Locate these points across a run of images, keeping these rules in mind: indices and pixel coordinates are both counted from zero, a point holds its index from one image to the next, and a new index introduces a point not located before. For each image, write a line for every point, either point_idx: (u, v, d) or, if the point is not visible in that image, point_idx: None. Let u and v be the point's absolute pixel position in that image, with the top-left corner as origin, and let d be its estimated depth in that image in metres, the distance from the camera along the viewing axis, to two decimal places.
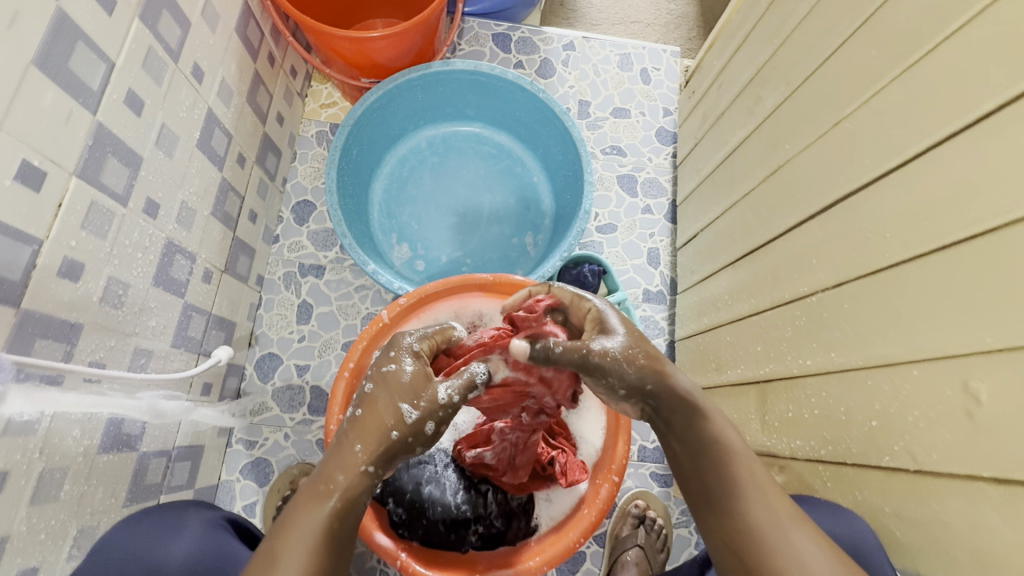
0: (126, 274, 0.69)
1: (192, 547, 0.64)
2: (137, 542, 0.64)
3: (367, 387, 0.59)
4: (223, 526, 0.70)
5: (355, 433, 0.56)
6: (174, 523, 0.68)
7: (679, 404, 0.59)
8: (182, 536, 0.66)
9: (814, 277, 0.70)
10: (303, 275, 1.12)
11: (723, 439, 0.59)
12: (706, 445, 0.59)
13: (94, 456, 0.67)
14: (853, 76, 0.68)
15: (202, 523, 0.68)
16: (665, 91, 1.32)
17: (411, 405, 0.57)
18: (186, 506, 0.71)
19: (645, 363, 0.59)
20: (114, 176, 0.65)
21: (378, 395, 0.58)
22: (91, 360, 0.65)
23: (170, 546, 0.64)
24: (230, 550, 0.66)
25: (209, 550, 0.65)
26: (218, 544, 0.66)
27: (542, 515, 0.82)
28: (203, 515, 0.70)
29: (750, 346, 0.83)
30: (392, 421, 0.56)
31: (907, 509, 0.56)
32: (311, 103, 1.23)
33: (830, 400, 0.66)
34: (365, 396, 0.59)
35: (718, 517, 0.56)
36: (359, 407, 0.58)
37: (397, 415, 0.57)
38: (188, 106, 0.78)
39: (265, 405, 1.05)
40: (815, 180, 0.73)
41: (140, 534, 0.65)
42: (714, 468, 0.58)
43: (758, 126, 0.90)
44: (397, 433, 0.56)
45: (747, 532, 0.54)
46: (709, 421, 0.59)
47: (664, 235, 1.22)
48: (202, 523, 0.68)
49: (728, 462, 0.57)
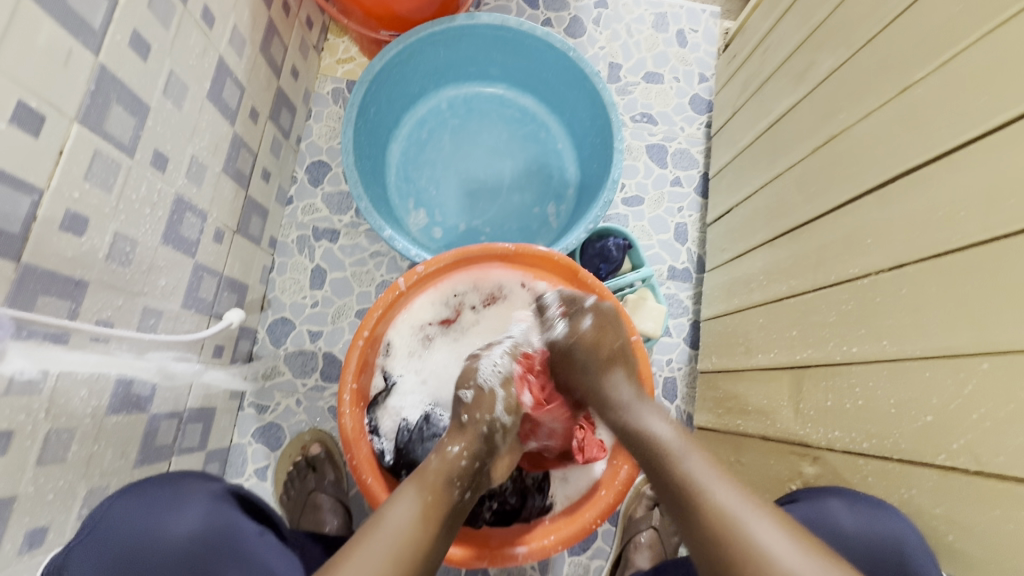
0: (134, 231, 0.66)
1: (195, 531, 0.60)
2: (140, 518, 0.60)
3: (465, 395, 0.68)
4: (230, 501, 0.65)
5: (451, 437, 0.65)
6: (179, 496, 0.63)
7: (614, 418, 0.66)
8: (185, 515, 0.61)
9: (867, 258, 0.65)
10: (317, 238, 1.09)
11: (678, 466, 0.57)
12: (650, 460, 0.60)
13: (102, 418, 0.65)
14: (931, 34, 0.61)
15: (206, 500, 0.63)
16: (702, 55, 1.23)
17: (466, 389, 0.68)
18: (191, 479, 0.66)
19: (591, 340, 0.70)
20: (119, 126, 0.61)
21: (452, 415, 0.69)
22: (98, 319, 0.63)
23: (173, 527, 0.60)
24: (237, 535, 0.62)
25: (214, 535, 0.61)
26: (223, 526, 0.62)
27: (557, 494, 0.79)
28: (207, 488, 0.65)
29: (786, 330, 0.79)
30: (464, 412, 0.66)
31: (960, 513, 0.52)
32: (327, 58, 1.17)
33: (878, 392, 0.61)
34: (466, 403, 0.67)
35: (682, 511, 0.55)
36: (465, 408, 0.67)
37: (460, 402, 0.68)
38: (198, 53, 0.73)
39: (276, 369, 1.03)
40: (875, 152, 0.66)
41: (142, 512, 0.60)
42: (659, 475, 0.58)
43: (810, 92, 0.82)
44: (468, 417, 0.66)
45: (712, 535, 0.52)
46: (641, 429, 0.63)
47: (693, 210, 1.16)
48: (205, 499, 0.64)
49: (683, 480, 0.56)
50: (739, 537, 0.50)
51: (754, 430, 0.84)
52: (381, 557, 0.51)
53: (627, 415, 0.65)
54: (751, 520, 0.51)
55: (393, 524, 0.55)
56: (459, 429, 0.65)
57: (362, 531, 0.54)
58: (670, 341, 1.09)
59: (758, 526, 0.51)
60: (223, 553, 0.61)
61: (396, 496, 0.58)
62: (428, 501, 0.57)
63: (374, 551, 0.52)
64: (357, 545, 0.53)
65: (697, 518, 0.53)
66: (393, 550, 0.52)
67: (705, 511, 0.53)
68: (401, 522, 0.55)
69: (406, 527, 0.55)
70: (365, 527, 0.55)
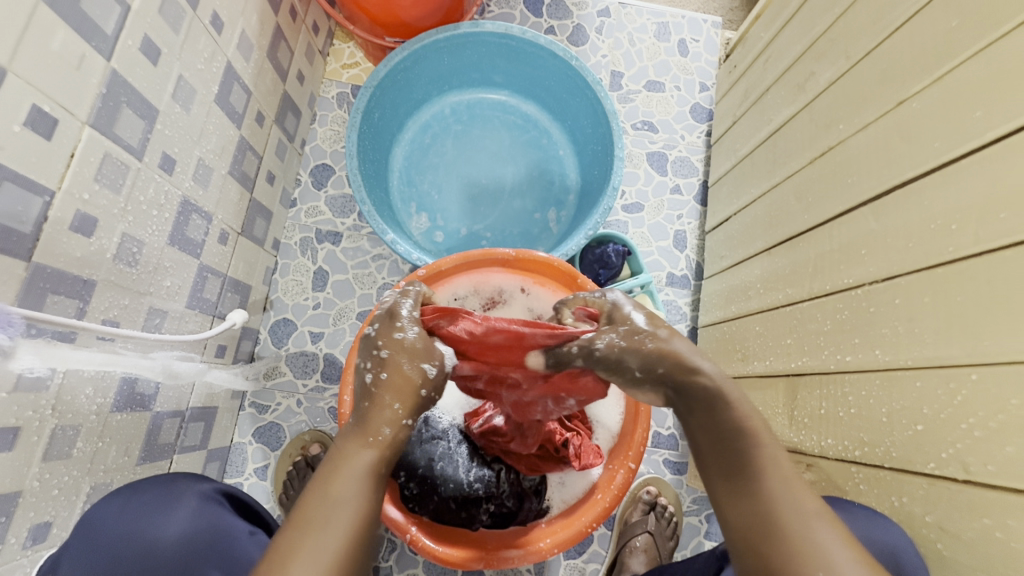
0: (141, 232, 0.67)
1: (187, 530, 0.61)
2: (128, 521, 0.60)
3: (428, 369, 0.53)
4: (216, 504, 0.65)
5: (388, 392, 0.51)
6: (168, 496, 0.64)
7: (697, 393, 0.49)
8: (177, 515, 0.62)
9: (862, 269, 0.66)
10: (320, 241, 1.10)
11: (763, 457, 0.47)
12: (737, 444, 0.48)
13: (107, 415, 0.66)
14: (927, 49, 0.62)
15: (196, 500, 0.64)
16: (703, 64, 1.25)
17: (431, 363, 0.54)
18: (180, 479, 0.67)
19: (651, 348, 0.51)
20: (128, 129, 0.63)
21: (394, 359, 0.53)
22: (104, 318, 0.64)
23: (164, 527, 0.61)
24: (229, 531, 0.63)
25: (206, 534, 0.61)
26: (209, 527, 0.62)
27: (554, 498, 0.81)
28: (196, 488, 0.66)
29: (782, 338, 0.80)
30: (421, 380, 0.53)
31: (950, 522, 0.53)
32: (332, 63, 1.18)
33: (872, 401, 0.62)
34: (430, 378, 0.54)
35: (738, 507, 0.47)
36: (433, 366, 0.54)
37: (423, 374, 0.53)
38: (206, 57, 0.74)
39: (277, 369, 1.04)
40: (871, 164, 0.68)
41: (126, 513, 0.61)
42: (733, 458, 0.48)
43: (808, 103, 0.84)
44: (425, 390, 0.54)
45: (761, 520, 0.45)
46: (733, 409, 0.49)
47: (692, 217, 1.17)
48: (196, 500, 0.64)
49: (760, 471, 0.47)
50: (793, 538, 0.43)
51: None
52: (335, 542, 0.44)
53: (718, 386, 0.49)
54: (809, 527, 0.44)
55: (345, 503, 0.46)
56: (409, 394, 0.52)
57: (302, 517, 0.45)
58: None
59: (820, 533, 0.43)
60: (217, 552, 0.61)
61: (339, 471, 0.48)
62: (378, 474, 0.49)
63: (326, 545, 0.44)
64: (300, 540, 0.44)
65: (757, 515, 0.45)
66: (348, 532, 0.45)
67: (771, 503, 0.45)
68: (353, 508, 0.46)
69: (360, 506, 0.47)
70: (308, 513, 0.45)
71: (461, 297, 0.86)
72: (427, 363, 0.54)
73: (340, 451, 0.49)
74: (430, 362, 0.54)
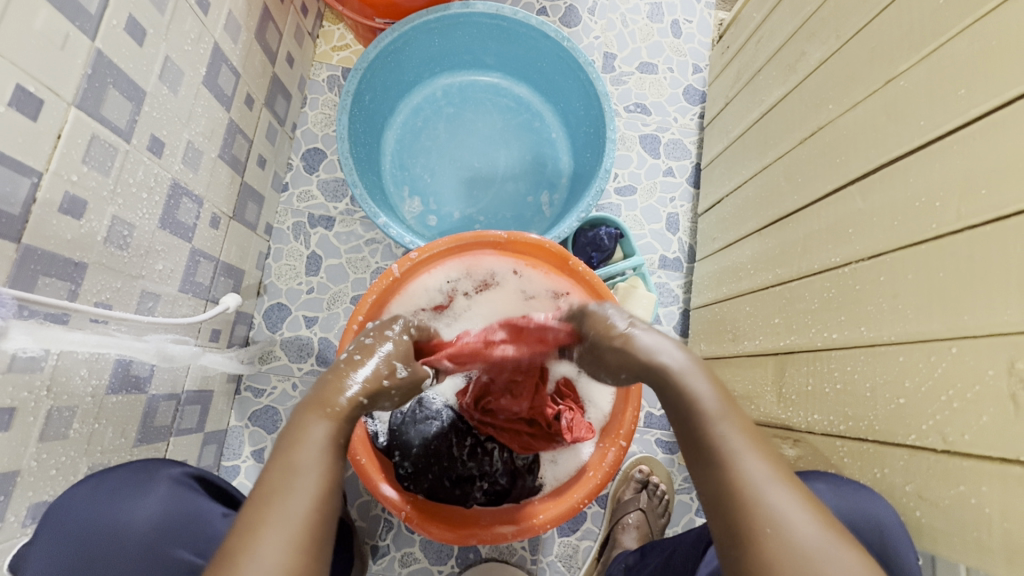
0: (131, 215, 0.67)
1: (153, 518, 0.61)
2: (96, 505, 0.60)
3: (399, 367, 0.56)
4: (185, 487, 0.65)
5: (348, 365, 0.53)
6: (138, 480, 0.64)
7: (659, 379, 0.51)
8: (146, 500, 0.62)
9: (848, 248, 0.67)
10: (313, 225, 1.10)
11: (723, 432, 0.46)
12: (687, 419, 0.48)
13: (103, 397, 0.67)
14: (915, 28, 0.62)
15: (167, 485, 0.64)
16: (696, 46, 1.24)
17: (404, 363, 0.56)
18: (150, 461, 0.67)
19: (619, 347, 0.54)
20: (116, 110, 0.62)
21: (372, 348, 0.57)
22: (96, 301, 0.64)
23: (133, 512, 0.61)
24: (197, 520, 0.63)
25: (177, 518, 0.62)
26: (174, 517, 0.62)
27: (547, 475, 0.83)
28: (166, 472, 0.66)
29: (770, 318, 0.81)
30: (386, 371, 0.55)
31: (928, 490, 0.54)
32: (322, 45, 1.17)
33: (857, 375, 0.62)
34: (395, 373, 0.55)
35: (705, 482, 0.45)
36: (404, 367, 0.56)
37: (391, 366, 0.55)
38: (193, 38, 0.74)
39: (273, 353, 1.05)
40: (859, 144, 0.68)
41: (97, 501, 0.60)
42: (694, 433, 0.47)
43: (799, 84, 0.84)
44: (388, 382, 0.54)
45: (734, 489, 0.43)
46: (685, 383, 0.50)
47: (685, 200, 1.18)
48: (167, 485, 0.64)
49: (720, 444, 0.46)
50: (758, 512, 0.41)
51: None
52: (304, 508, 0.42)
53: (673, 368, 0.50)
54: (780, 491, 0.42)
55: (309, 469, 0.44)
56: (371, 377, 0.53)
57: (262, 491, 0.43)
58: (660, 329, 1.12)
59: (783, 504, 0.41)
60: (185, 541, 0.62)
61: (297, 441, 0.46)
62: (336, 442, 0.47)
63: (291, 511, 0.42)
64: (265, 513, 0.41)
65: (720, 488, 0.43)
66: (316, 495, 0.43)
67: (736, 477, 0.43)
68: (315, 471, 0.44)
69: (325, 470, 0.45)
70: (267, 484, 0.43)
71: (455, 280, 0.87)
72: (400, 362, 0.57)
73: (294, 424, 0.47)
74: (403, 363, 0.56)
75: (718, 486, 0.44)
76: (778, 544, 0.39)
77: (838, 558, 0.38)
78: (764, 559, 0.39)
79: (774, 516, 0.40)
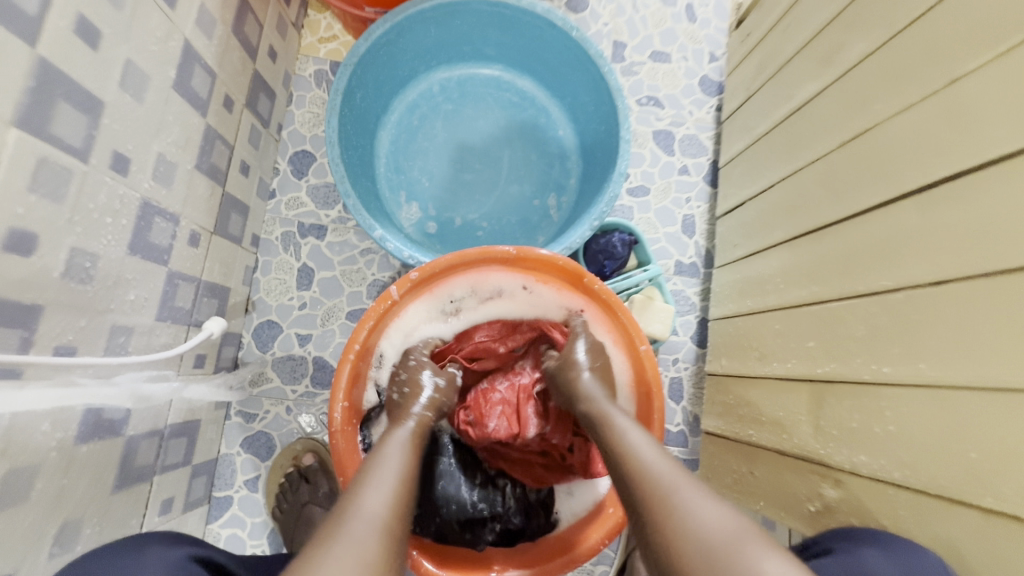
0: (94, 244, 0.60)
1: None
2: None
3: (428, 375, 0.73)
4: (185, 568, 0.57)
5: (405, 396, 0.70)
6: (128, 564, 0.55)
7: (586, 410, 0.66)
8: None
9: (903, 271, 0.60)
10: (303, 235, 1.02)
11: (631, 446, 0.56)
12: (602, 435, 0.61)
13: (72, 449, 0.60)
14: (988, 18, 0.54)
15: (163, 566, 0.55)
16: (713, 32, 1.15)
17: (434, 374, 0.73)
18: (136, 544, 0.58)
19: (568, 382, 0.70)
20: (68, 126, 0.54)
21: (411, 379, 0.73)
22: (56, 345, 0.56)
23: None
24: None
25: None
26: None
27: (563, 510, 0.76)
28: (161, 555, 0.57)
29: (803, 340, 0.74)
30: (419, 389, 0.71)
31: (1004, 557, 0.48)
32: (307, 36, 1.07)
33: (919, 418, 0.56)
34: (432, 387, 0.72)
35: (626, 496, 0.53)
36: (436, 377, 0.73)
37: (422, 382, 0.72)
38: (159, 37, 0.65)
39: (264, 375, 0.98)
40: (916, 151, 0.61)
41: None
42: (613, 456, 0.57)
43: (837, 79, 0.76)
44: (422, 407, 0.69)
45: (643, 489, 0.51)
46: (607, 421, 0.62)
47: (701, 200, 1.10)
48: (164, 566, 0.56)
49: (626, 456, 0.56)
50: (661, 501, 0.49)
51: (769, 442, 0.79)
52: (389, 486, 0.54)
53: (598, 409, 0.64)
54: (683, 482, 0.50)
55: (389, 466, 0.57)
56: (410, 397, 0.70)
57: (352, 484, 0.55)
58: (677, 340, 1.05)
59: (686, 495, 0.48)
60: None
61: (376, 455, 0.59)
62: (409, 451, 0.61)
63: (377, 495, 0.53)
64: (354, 497, 0.52)
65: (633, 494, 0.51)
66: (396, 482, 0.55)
67: (645, 482, 0.52)
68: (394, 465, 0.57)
69: (402, 469, 0.57)
70: (361, 473, 0.56)
71: (461, 299, 0.80)
72: (437, 378, 0.73)
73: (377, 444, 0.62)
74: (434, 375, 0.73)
75: (621, 477, 0.54)
76: (682, 534, 0.45)
77: (744, 534, 0.44)
78: (671, 538, 0.46)
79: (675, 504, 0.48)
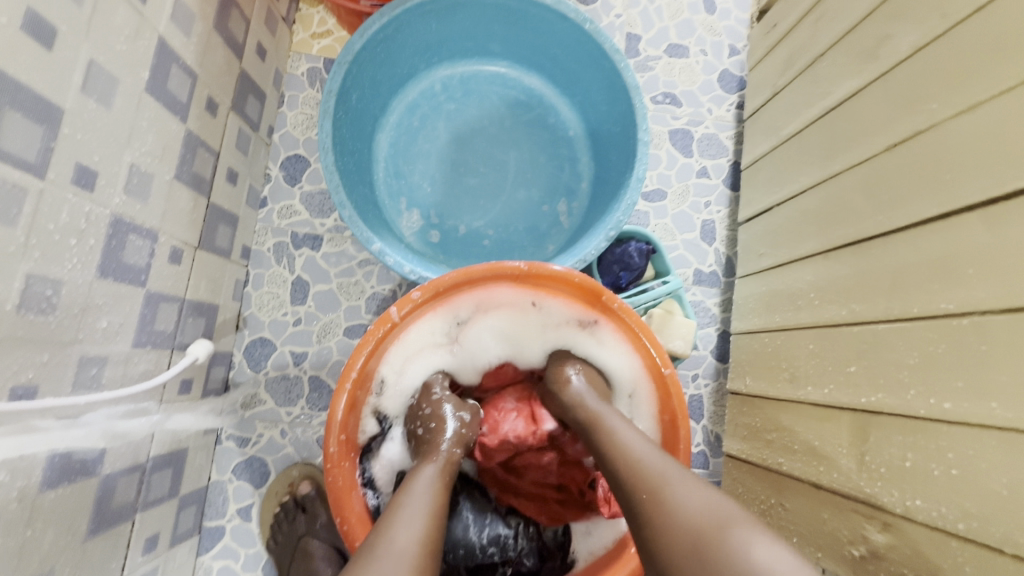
0: (55, 269, 0.53)
1: None
2: None
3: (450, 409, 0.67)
4: None
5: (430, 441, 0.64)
6: None
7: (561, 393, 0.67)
8: None
9: (969, 294, 0.53)
10: (297, 246, 0.95)
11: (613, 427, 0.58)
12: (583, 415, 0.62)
13: (35, 497, 0.54)
14: None
15: None
16: (733, 23, 1.07)
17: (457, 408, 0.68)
18: None
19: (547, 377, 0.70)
20: (18, 139, 0.47)
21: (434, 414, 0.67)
22: (12, 385, 0.50)
23: None
24: None
25: None
26: None
27: (580, 550, 0.69)
28: None
29: (845, 364, 0.67)
30: (441, 427, 0.65)
31: None
32: (299, 32, 1.00)
33: (987, 465, 0.50)
34: (458, 424, 0.66)
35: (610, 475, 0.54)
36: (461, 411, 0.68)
37: (445, 417, 0.66)
38: (127, 35, 0.58)
39: (257, 396, 0.92)
40: (985, 157, 0.53)
41: None
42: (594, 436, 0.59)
43: (882, 75, 0.68)
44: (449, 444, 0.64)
45: (627, 468, 0.53)
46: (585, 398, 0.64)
47: (722, 204, 1.03)
48: None
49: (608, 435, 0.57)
50: (644, 479, 0.51)
51: (802, 474, 0.72)
52: (422, 518, 0.52)
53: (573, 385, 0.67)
54: (666, 464, 0.51)
55: (421, 496, 0.55)
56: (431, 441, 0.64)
57: (385, 515, 0.53)
58: (697, 355, 0.98)
59: (670, 475, 0.50)
60: None
61: (409, 484, 0.57)
62: (444, 484, 0.58)
63: (411, 524, 0.51)
64: (388, 527, 0.51)
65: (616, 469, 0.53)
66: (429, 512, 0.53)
67: (629, 460, 0.53)
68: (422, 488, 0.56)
69: (433, 499, 0.55)
70: (392, 505, 0.54)
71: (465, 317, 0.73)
72: (463, 416, 0.67)
73: (411, 472, 0.60)
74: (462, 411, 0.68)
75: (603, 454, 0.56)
76: (663, 510, 0.47)
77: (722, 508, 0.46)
78: (652, 514, 0.48)
79: (656, 481, 0.50)
